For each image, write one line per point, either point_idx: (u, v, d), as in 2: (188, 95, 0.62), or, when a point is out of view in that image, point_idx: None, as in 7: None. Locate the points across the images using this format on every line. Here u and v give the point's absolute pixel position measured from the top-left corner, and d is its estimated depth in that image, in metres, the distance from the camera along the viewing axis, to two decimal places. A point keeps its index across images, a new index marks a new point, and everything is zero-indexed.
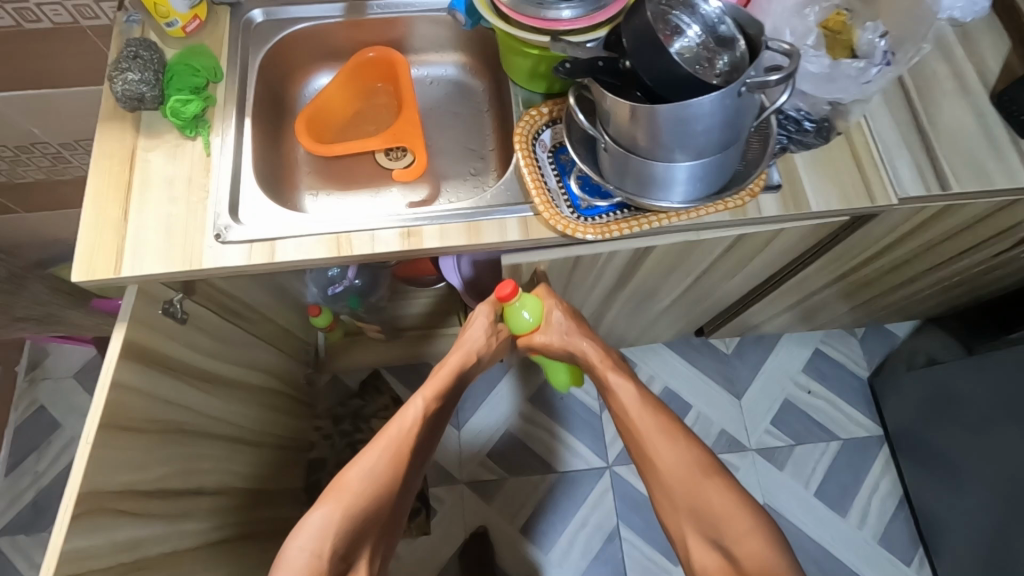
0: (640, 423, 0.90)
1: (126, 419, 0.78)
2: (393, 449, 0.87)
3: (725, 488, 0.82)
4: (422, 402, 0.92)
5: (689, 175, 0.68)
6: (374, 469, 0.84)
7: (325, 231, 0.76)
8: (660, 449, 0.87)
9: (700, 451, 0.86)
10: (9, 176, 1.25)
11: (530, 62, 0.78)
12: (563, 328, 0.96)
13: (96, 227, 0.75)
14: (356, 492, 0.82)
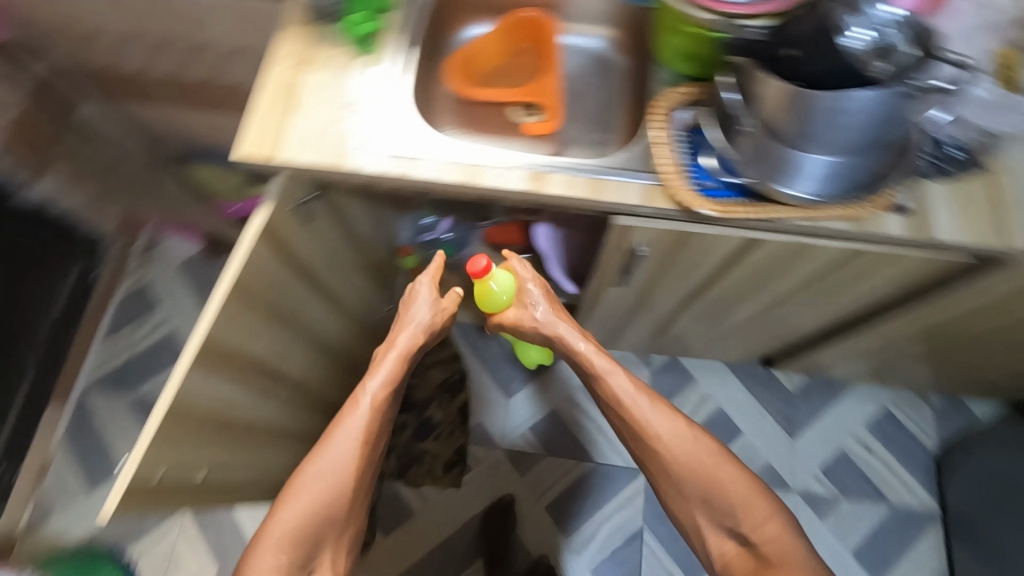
0: (643, 409, 0.99)
1: (251, 289, 0.87)
2: (359, 433, 0.94)
3: (735, 477, 0.94)
4: (369, 388, 0.96)
5: (824, 170, 0.73)
6: (344, 449, 0.93)
7: (459, 159, 0.82)
8: (667, 430, 0.97)
9: (703, 444, 0.97)
10: (178, 71, 1.40)
11: (684, 42, 0.81)
12: (541, 309, 1.04)
13: (264, 115, 0.84)
14: (330, 473, 0.92)
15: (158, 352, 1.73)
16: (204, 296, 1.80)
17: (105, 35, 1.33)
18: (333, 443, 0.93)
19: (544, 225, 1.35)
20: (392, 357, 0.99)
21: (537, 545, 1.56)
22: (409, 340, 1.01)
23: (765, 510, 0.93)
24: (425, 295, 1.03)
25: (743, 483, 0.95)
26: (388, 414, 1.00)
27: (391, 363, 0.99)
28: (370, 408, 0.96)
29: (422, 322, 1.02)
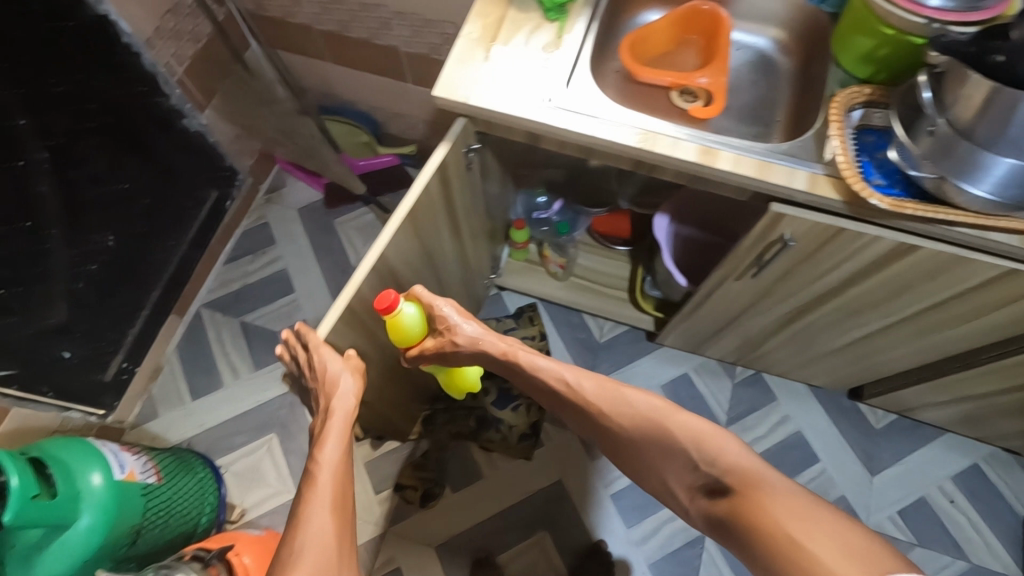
0: (580, 383, 0.92)
1: (415, 221, 0.97)
2: (327, 503, 0.78)
3: (684, 422, 0.83)
4: (323, 455, 0.83)
5: (1006, 173, 0.71)
6: (324, 525, 0.76)
7: (634, 125, 0.87)
8: (594, 391, 0.90)
9: (640, 396, 0.88)
10: (343, 27, 1.52)
11: (871, 44, 0.84)
12: (471, 323, 0.96)
13: (461, 62, 0.92)
14: (320, 556, 0.73)
15: (268, 285, 1.86)
16: (317, 240, 1.92)
17: None
18: (307, 525, 0.76)
19: (664, 216, 1.37)
20: (331, 419, 0.86)
21: (596, 530, 1.58)
22: (342, 403, 0.86)
23: (729, 442, 0.80)
24: (339, 366, 0.87)
25: (687, 419, 0.83)
26: (347, 482, 0.83)
27: (337, 427, 0.85)
28: (332, 476, 0.81)
29: (346, 386, 0.87)
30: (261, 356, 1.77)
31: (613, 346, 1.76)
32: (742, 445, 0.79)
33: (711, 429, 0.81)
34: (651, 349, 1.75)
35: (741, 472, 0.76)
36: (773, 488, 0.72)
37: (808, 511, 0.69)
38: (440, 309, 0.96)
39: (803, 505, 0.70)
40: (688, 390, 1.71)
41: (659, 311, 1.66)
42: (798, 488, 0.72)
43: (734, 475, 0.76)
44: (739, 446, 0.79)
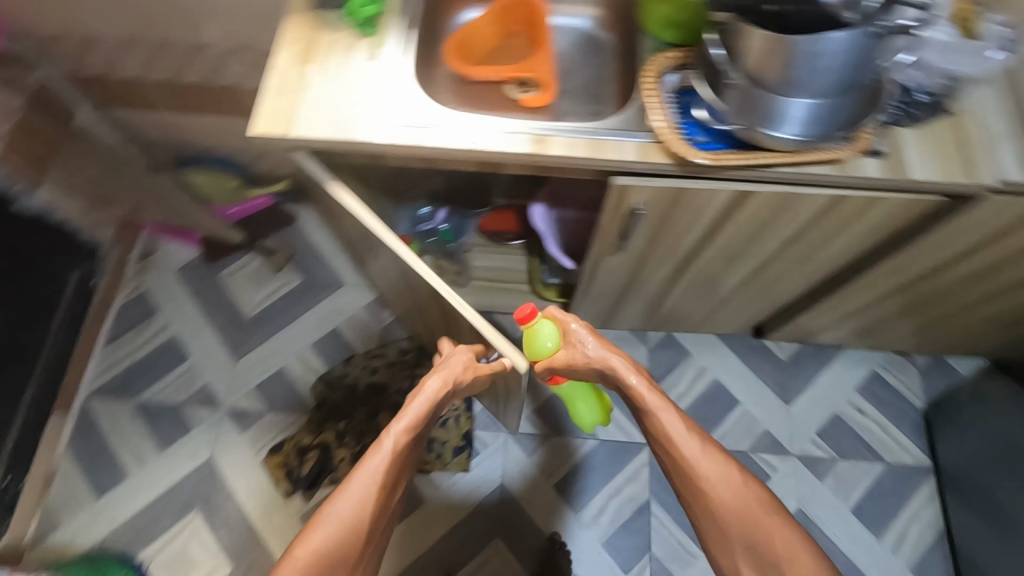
0: (680, 437, 1.06)
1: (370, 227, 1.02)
2: (378, 478, 0.98)
3: (732, 479, 1.03)
4: (396, 432, 1.01)
5: (803, 112, 0.79)
6: (362, 489, 0.97)
7: (465, 127, 0.87)
8: (692, 453, 1.05)
9: (716, 462, 1.04)
10: (176, 75, 1.44)
11: (672, 10, 0.88)
12: (591, 345, 1.08)
13: (277, 93, 0.88)
14: (356, 515, 0.96)
15: (161, 357, 1.73)
16: (204, 299, 1.80)
17: (102, 40, 1.36)
18: (354, 480, 0.98)
19: (539, 206, 1.39)
20: (418, 405, 1.02)
21: (548, 524, 1.59)
22: (429, 394, 1.02)
23: (768, 512, 1.01)
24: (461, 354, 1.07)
25: (744, 483, 1.03)
26: (401, 465, 1.02)
27: (419, 412, 1.01)
28: (391, 454, 1.00)
29: (445, 378, 1.03)
30: (167, 434, 1.65)
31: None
32: (773, 505, 1.03)
33: (760, 499, 1.02)
34: None
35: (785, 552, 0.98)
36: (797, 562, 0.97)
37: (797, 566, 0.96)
38: (574, 329, 1.09)
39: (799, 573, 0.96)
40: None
41: (562, 297, 1.67)
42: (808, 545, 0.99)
43: (754, 535, 0.99)
44: (773, 516, 1.01)
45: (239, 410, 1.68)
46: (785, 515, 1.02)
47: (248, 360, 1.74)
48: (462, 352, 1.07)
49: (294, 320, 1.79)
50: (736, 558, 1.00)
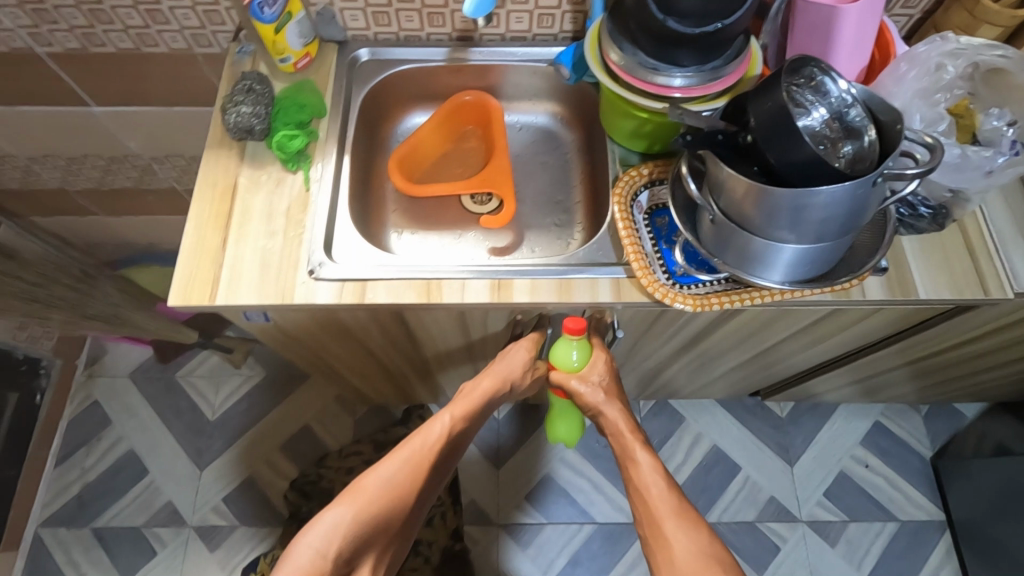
0: (658, 491, 0.81)
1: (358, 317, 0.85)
2: (422, 461, 0.81)
3: (696, 531, 0.75)
4: (449, 417, 0.87)
5: (793, 258, 0.68)
6: (397, 470, 0.79)
7: (415, 276, 0.76)
8: (657, 501, 0.80)
9: (685, 526, 0.76)
10: (100, 183, 1.31)
11: (634, 123, 0.79)
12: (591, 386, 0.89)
13: (196, 252, 0.76)
14: (385, 492, 0.76)
15: (118, 474, 1.59)
16: (162, 403, 1.67)
17: (10, 157, 1.22)
18: (387, 462, 0.80)
19: None
20: (477, 395, 0.90)
21: None
22: (487, 389, 0.91)
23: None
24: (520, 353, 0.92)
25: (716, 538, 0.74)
26: (447, 454, 0.86)
27: (475, 401, 0.89)
28: (437, 440, 0.84)
29: (500, 378, 0.91)
30: (129, 562, 1.52)
31: (514, 418, 1.66)
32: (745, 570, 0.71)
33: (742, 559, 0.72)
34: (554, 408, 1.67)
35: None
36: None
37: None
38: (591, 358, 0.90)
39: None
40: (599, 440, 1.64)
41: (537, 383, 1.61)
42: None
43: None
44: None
45: (206, 527, 1.55)
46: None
47: (213, 468, 1.60)
48: (524, 352, 0.91)
49: (260, 419, 1.66)
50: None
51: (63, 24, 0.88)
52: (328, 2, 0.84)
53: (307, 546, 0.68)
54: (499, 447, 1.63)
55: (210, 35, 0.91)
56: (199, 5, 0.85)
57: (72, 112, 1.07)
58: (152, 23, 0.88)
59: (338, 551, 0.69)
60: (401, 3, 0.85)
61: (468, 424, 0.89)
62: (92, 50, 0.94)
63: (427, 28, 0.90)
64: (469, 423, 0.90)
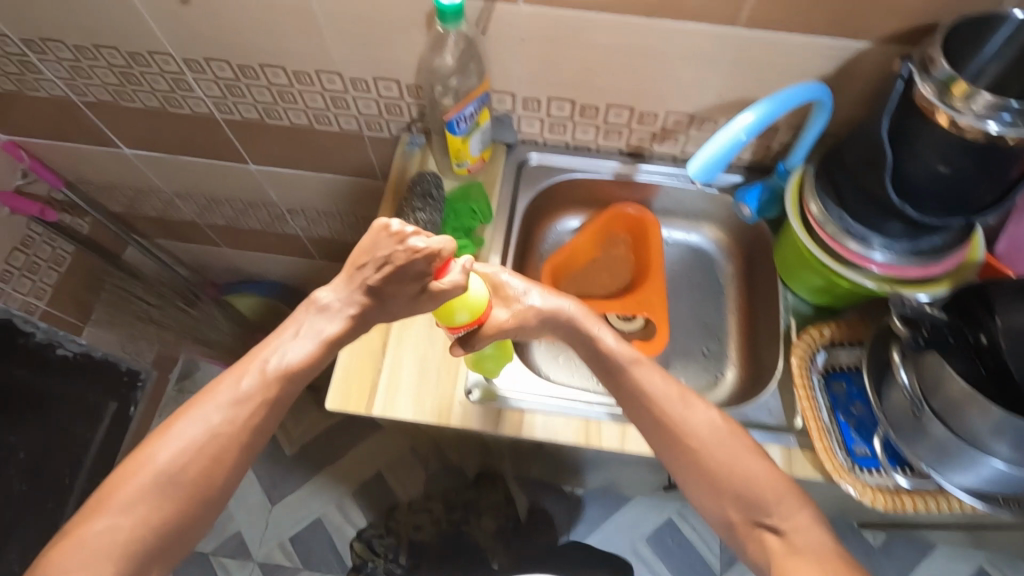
0: (672, 393, 0.67)
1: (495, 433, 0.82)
2: (241, 428, 0.62)
3: (712, 423, 0.66)
4: (277, 368, 0.64)
5: (996, 474, 0.60)
6: (210, 436, 0.61)
7: (574, 412, 0.74)
8: (675, 406, 0.66)
9: (702, 403, 0.67)
10: (233, 222, 1.34)
11: (821, 282, 0.75)
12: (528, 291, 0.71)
13: (354, 353, 0.75)
14: (191, 471, 0.60)
15: None
16: None
17: (157, 192, 1.25)
18: (197, 422, 0.61)
19: None
20: (324, 336, 0.64)
21: None
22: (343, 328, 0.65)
23: (768, 484, 0.62)
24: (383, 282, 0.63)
25: (733, 442, 0.64)
26: (278, 405, 0.64)
27: (332, 336, 0.64)
28: (263, 391, 0.63)
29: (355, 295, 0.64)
30: None
31: (586, 501, 1.60)
32: (763, 461, 0.64)
33: (759, 467, 0.63)
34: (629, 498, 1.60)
35: (767, 510, 0.62)
36: (788, 533, 0.61)
37: (784, 520, 0.61)
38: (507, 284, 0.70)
39: (792, 557, 0.59)
40: (674, 537, 1.56)
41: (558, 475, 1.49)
42: (808, 515, 0.61)
43: (749, 495, 0.62)
44: (771, 491, 0.62)
45: (270, 564, 1.53)
46: (795, 497, 0.62)
47: (286, 503, 1.60)
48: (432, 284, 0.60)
49: (335, 461, 1.65)
50: (731, 517, 0.64)
51: (249, 99, 0.91)
52: (510, 109, 0.84)
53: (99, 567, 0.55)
54: (569, 529, 1.58)
55: (384, 123, 0.91)
56: (383, 98, 0.86)
57: (231, 166, 1.11)
58: (332, 107, 0.90)
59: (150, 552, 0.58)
60: (583, 117, 0.84)
61: (315, 367, 0.65)
62: (269, 122, 0.96)
63: (600, 141, 0.88)
64: (319, 364, 0.66)
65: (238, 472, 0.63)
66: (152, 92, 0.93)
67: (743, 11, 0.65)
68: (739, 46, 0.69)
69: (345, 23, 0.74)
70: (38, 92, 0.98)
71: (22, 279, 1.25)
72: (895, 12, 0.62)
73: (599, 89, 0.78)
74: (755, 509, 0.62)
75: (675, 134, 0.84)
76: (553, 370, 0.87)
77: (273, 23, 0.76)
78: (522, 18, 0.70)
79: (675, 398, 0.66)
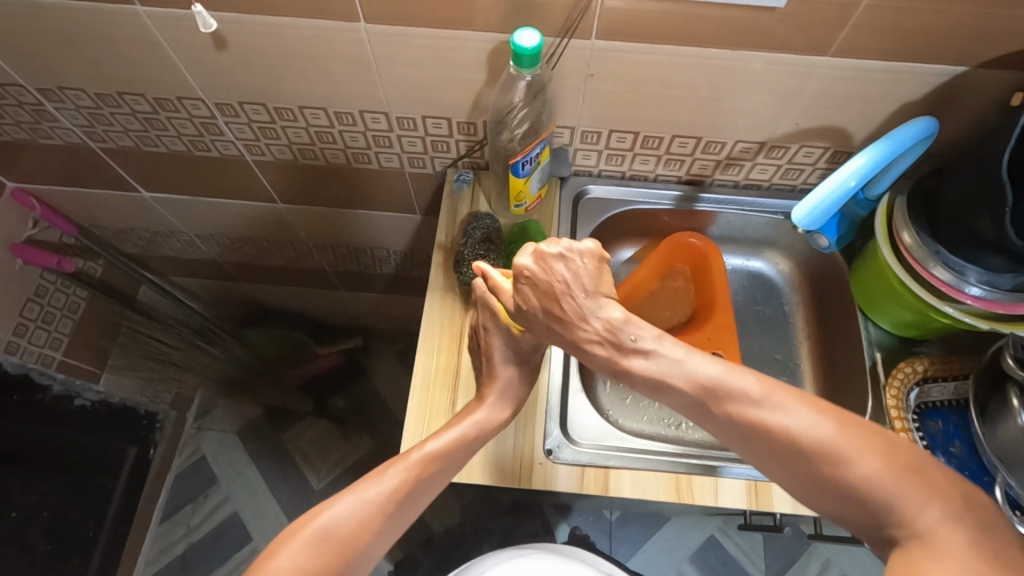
0: (819, 438, 0.47)
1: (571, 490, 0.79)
2: (387, 508, 0.56)
3: (885, 476, 0.46)
4: (431, 451, 0.59)
5: None
6: (361, 514, 0.54)
7: (662, 466, 0.70)
8: (757, 413, 0.49)
9: (775, 395, 0.49)
10: (254, 258, 1.27)
11: (911, 315, 0.72)
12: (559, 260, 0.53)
13: (426, 414, 0.72)
14: (331, 547, 0.53)
15: (219, 542, 1.42)
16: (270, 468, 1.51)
17: (175, 232, 1.19)
18: (349, 499, 0.55)
19: None
20: (466, 427, 0.62)
21: None
22: (490, 421, 0.63)
23: (894, 483, 0.46)
24: (507, 351, 0.64)
25: (850, 451, 0.47)
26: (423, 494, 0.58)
27: (472, 427, 0.62)
28: (416, 474, 0.57)
29: (520, 366, 0.65)
30: None
31: (628, 524, 1.41)
32: (890, 455, 0.46)
33: (871, 468, 0.46)
34: (677, 520, 1.40)
35: (899, 518, 0.45)
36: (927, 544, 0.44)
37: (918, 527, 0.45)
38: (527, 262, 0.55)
39: None
40: (718, 555, 1.38)
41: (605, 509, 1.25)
42: (964, 532, 0.44)
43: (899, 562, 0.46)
44: (911, 488, 0.45)
45: None
46: (942, 501, 0.45)
47: None
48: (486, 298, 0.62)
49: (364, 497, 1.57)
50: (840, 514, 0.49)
51: (284, 140, 0.86)
52: (567, 143, 0.80)
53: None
54: (609, 554, 1.38)
55: (428, 159, 0.86)
56: (430, 136, 0.81)
57: (258, 207, 1.05)
58: (374, 145, 0.85)
59: None
60: (644, 149, 0.79)
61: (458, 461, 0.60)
62: (302, 162, 0.91)
63: (659, 170, 0.84)
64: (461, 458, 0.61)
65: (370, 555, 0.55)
66: (179, 136, 0.88)
67: (835, 42, 0.61)
68: (825, 76, 0.65)
69: (398, 64, 0.69)
70: (53, 139, 0.92)
71: (37, 331, 1.20)
72: (999, 38, 0.59)
73: (667, 120, 0.74)
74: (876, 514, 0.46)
75: (742, 162, 0.80)
76: (623, 414, 0.83)
77: (318, 66, 0.71)
78: (594, 54, 0.65)
79: (818, 441, 0.47)
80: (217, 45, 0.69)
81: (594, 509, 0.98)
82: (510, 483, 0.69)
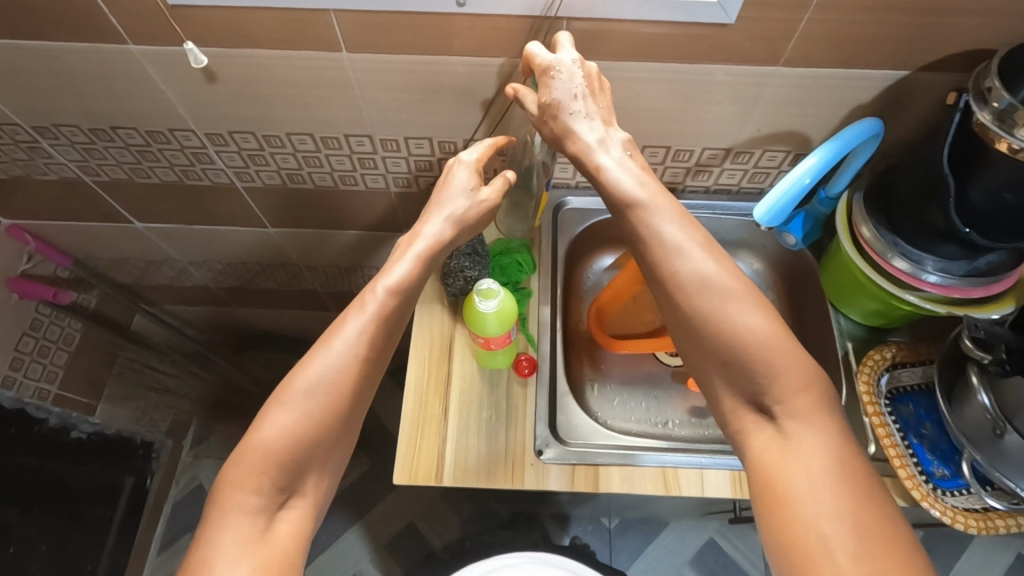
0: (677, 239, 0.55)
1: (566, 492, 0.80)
2: (361, 353, 0.55)
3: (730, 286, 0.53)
4: (388, 285, 0.58)
5: None
6: (338, 363, 0.54)
7: (650, 461, 0.72)
8: (695, 275, 0.53)
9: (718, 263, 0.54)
10: (247, 283, 1.29)
11: (878, 304, 0.75)
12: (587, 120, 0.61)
13: (421, 423, 0.74)
14: (322, 399, 0.54)
15: None
16: None
17: (170, 261, 1.21)
18: (321, 355, 0.55)
19: None
20: (417, 254, 0.61)
21: None
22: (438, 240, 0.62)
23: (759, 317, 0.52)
24: (465, 182, 0.65)
25: (773, 351, 0.51)
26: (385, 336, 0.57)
27: (422, 255, 0.61)
28: (378, 313, 0.57)
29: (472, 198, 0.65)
30: None
31: (627, 530, 1.42)
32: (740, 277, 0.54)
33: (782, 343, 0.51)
34: (676, 523, 1.42)
35: (776, 396, 0.51)
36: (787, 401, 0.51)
37: (790, 408, 0.51)
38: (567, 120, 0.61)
39: None
40: (718, 557, 1.39)
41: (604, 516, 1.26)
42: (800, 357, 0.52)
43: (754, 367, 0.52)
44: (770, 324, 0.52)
45: None
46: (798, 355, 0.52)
47: (314, 566, 1.41)
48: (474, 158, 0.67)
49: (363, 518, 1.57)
50: (716, 392, 0.55)
51: (273, 166, 0.89)
52: None
53: (242, 493, 0.51)
54: (610, 563, 1.39)
55: (412, 178, 0.90)
56: (413, 156, 0.85)
57: (249, 232, 1.08)
58: (359, 168, 0.88)
59: (274, 486, 0.52)
60: None
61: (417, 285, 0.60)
62: (291, 186, 0.94)
63: None
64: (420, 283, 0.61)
65: (356, 410, 0.56)
66: (171, 167, 0.91)
67: (785, 53, 0.66)
68: (779, 84, 0.70)
69: (380, 90, 0.73)
70: (48, 175, 0.95)
71: (32, 365, 1.21)
72: (937, 42, 0.64)
73: (636, 131, 0.78)
74: (763, 391, 0.52)
75: (709, 168, 0.85)
76: (610, 414, 0.86)
77: (304, 93, 0.74)
78: None
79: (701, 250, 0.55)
80: (208, 78, 0.73)
81: (591, 514, 1.00)
82: (503, 484, 0.71)
